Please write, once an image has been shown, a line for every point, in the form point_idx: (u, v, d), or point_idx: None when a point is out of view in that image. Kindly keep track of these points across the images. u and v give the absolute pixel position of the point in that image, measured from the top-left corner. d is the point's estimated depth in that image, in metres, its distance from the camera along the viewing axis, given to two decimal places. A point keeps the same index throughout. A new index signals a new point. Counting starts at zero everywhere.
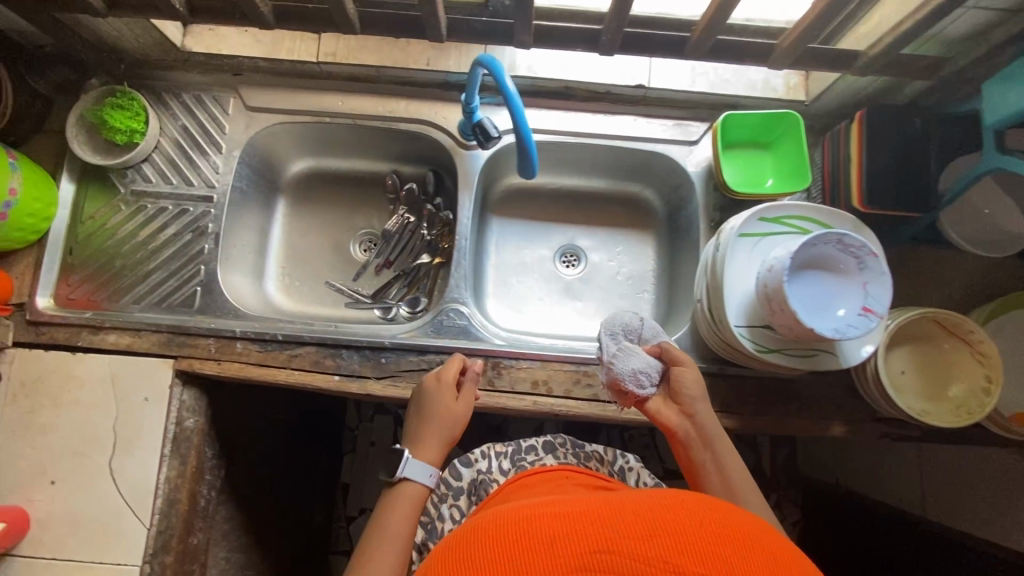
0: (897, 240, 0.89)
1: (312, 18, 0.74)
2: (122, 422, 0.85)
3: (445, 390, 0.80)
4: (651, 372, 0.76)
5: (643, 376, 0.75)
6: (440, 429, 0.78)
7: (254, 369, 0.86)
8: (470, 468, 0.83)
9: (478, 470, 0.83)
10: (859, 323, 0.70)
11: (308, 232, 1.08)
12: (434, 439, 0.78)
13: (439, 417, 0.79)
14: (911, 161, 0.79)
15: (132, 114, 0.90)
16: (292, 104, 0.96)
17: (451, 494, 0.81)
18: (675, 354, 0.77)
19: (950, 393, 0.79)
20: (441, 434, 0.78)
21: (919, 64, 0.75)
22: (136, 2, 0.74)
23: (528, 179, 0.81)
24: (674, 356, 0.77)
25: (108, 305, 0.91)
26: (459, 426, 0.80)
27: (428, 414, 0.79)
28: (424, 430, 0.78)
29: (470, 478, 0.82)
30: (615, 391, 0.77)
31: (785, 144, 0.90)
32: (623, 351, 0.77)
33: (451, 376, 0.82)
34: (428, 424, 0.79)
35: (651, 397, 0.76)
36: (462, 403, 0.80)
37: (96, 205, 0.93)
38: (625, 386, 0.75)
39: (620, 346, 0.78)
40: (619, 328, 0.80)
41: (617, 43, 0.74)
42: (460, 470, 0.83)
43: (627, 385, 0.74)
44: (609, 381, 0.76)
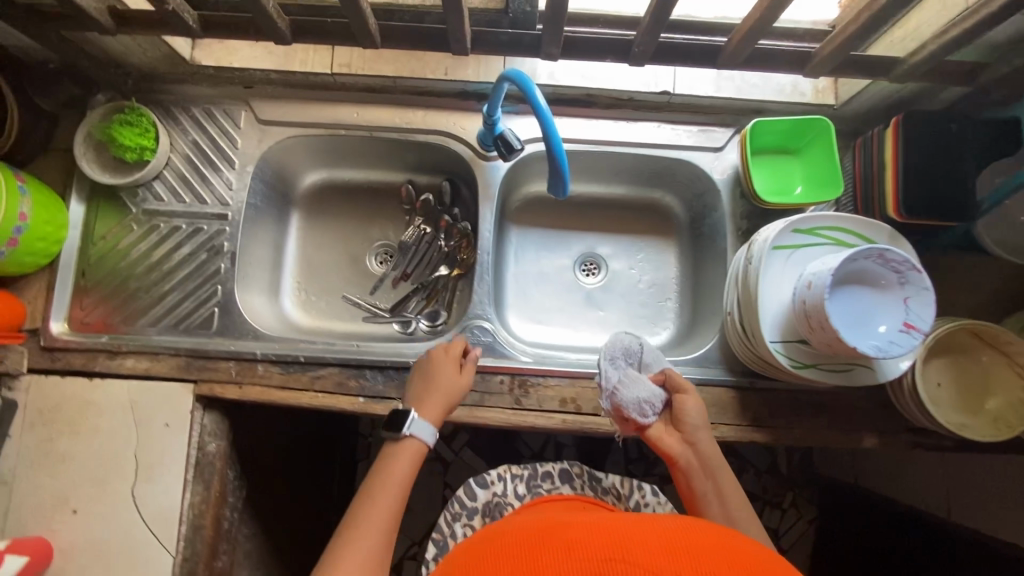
0: (930, 248, 0.87)
1: (331, 33, 0.74)
2: (143, 449, 0.83)
3: (451, 360, 0.80)
4: (654, 401, 0.75)
5: (647, 405, 0.74)
6: (444, 396, 0.77)
7: (276, 392, 0.85)
8: (486, 489, 0.81)
9: (493, 492, 0.81)
10: (902, 341, 0.68)
11: (322, 245, 1.05)
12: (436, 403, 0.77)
13: (443, 387, 0.78)
14: (948, 168, 0.77)
15: (142, 130, 0.87)
16: (305, 117, 0.93)
17: (465, 513, 0.80)
18: (678, 380, 0.76)
19: (987, 406, 0.78)
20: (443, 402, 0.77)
21: (959, 70, 0.73)
22: (148, 18, 0.71)
23: (558, 196, 0.79)
24: (677, 383, 0.76)
25: (123, 328, 0.88)
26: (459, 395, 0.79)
27: (433, 384, 0.78)
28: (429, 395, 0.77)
29: (485, 500, 0.80)
30: (617, 418, 0.76)
31: (814, 150, 0.88)
32: (626, 378, 0.76)
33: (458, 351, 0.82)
34: (431, 393, 0.77)
35: (651, 425, 0.75)
36: (465, 376, 0.81)
37: (107, 224, 0.91)
38: (628, 414, 0.74)
39: (621, 373, 0.77)
40: (620, 353, 0.79)
41: (648, 54, 0.71)
42: (476, 490, 0.81)
43: (631, 413, 0.73)
44: (612, 408, 0.75)
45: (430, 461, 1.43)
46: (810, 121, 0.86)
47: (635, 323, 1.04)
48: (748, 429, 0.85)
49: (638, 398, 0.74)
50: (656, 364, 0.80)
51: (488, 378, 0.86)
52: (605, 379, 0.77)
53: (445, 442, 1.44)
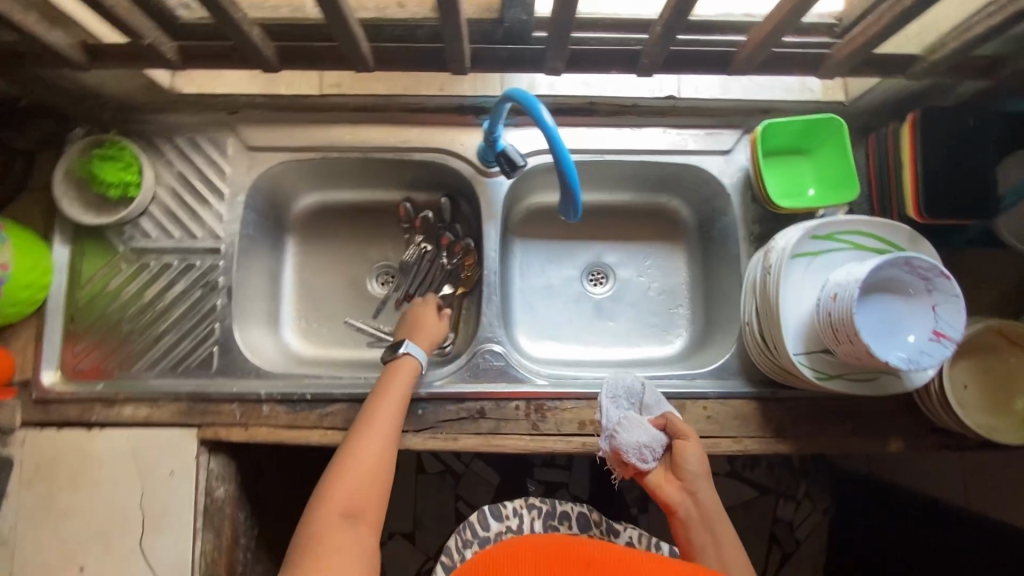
0: (949, 244, 0.85)
1: (323, 57, 0.71)
2: (148, 499, 0.79)
3: (429, 307, 0.91)
4: (654, 446, 0.76)
5: (647, 451, 0.75)
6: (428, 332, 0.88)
7: (284, 432, 0.81)
8: (499, 521, 0.78)
9: (507, 527, 0.78)
10: (932, 349, 0.66)
11: (319, 270, 1.01)
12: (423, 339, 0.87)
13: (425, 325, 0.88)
14: (967, 165, 0.75)
15: (124, 164, 0.84)
16: (296, 140, 0.89)
17: (476, 540, 0.77)
18: (679, 426, 0.76)
19: (1015, 406, 0.76)
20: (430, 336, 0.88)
21: (978, 64, 0.70)
22: (125, 51, 0.67)
23: (570, 219, 0.76)
24: (677, 429, 0.76)
25: (118, 374, 0.85)
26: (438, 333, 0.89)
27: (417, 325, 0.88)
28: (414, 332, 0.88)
29: (498, 532, 0.78)
30: (615, 460, 0.77)
31: (826, 150, 0.86)
32: (626, 421, 0.77)
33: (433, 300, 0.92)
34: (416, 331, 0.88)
35: (651, 471, 0.76)
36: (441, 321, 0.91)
37: (93, 266, 0.86)
38: (627, 459, 0.75)
39: (621, 415, 0.78)
40: (621, 392, 0.80)
41: (658, 63, 0.68)
42: (489, 521, 0.78)
43: (630, 457, 0.75)
44: (610, 450, 0.77)
45: (441, 475, 1.41)
46: (821, 120, 0.83)
47: (647, 333, 1.01)
48: (771, 441, 0.83)
49: (638, 442, 0.75)
50: (657, 408, 0.80)
51: (504, 405, 0.83)
52: (605, 420, 0.78)
53: (456, 456, 1.42)
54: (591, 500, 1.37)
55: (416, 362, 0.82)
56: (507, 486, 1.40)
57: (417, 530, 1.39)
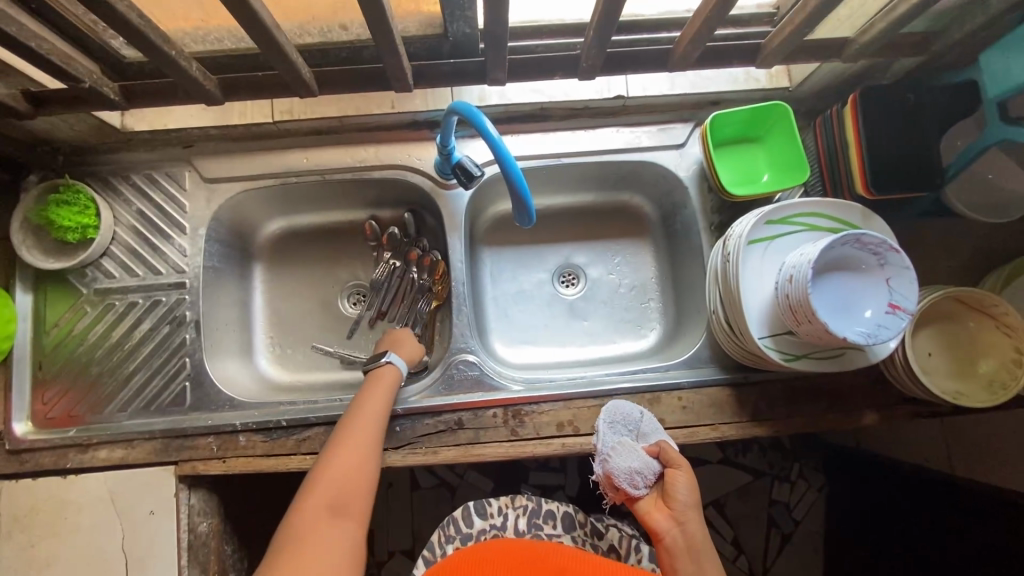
0: (902, 218, 0.87)
1: (267, 86, 0.72)
2: (130, 542, 0.78)
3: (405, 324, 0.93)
4: (647, 473, 0.75)
5: (638, 476, 0.75)
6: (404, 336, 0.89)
7: (262, 461, 0.81)
8: (484, 518, 0.79)
9: (491, 524, 0.78)
10: (889, 323, 0.67)
11: (290, 295, 1.01)
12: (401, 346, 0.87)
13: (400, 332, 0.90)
14: (911, 138, 0.76)
15: (80, 208, 0.83)
16: (253, 169, 0.89)
17: (459, 536, 0.77)
18: (673, 456, 0.75)
19: (980, 369, 0.77)
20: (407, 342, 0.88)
21: (909, 41, 0.72)
22: (67, 96, 0.67)
23: (526, 226, 0.77)
24: (671, 457, 0.75)
25: (91, 417, 0.84)
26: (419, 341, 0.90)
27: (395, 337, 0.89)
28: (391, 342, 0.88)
29: (482, 530, 0.78)
30: (607, 484, 0.77)
31: (775, 136, 0.87)
32: (620, 447, 0.77)
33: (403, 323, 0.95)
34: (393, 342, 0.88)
35: (642, 498, 0.75)
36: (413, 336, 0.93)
37: (57, 310, 0.86)
38: (618, 483, 0.75)
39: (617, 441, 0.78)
40: (619, 419, 0.80)
41: (597, 66, 0.69)
42: (473, 517, 0.79)
43: (621, 482, 0.75)
44: (604, 474, 0.77)
45: (436, 489, 1.41)
46: (768, 108, 0.85)
47: (622, 329, 1.02)
48: (748, 425, 0.84)
49: (629, 467, 0.75)
50: (655, 436, 0.79)
51: (481, 414, 0.83)
52: (600, 444, 0.79)
53: (448, 468, 1.42)
54: (587, 500, 1.38)
55: (398, 370, 0.83)
56: (502, 492, 1.40)
57: (417, 545, 1.39)
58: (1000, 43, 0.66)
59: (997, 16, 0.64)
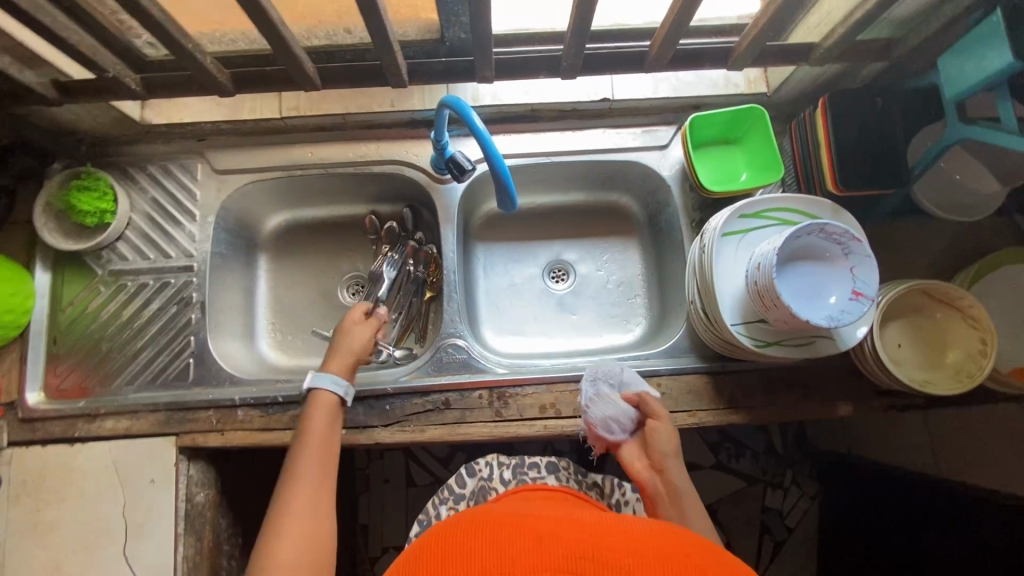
0: (875, 217, 0.90)
1: (273, 80, 0.78)
2: (130, 508, 0.82)
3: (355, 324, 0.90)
4: (625, 420, 0.80)
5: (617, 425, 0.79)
6: (343, 343, 0.87)
7: (258, 434, 0.85)
8: (473, 476, 0.82)
9: (480, 478, 0.82)
10: (852, 308, 0.70)
11: (293, 283, 1.07)
12: (341, 355, 0.86)
13: (342, 335, 0.88)
14: (880, 138, 0.80)
15: (99, 194, 0.89)
16: (261, 162, 0.95)
17: (452, 498, 0.81)
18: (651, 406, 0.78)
19: (948, 359, 0.80)
20: (346, 350, 0.86)
21: (872, 47, 0.77)
22: (92, 86, 0.73)
23: (510, 212, 0.85)
24: (652, 408, 0.78)
25: (100, 390, 0.89)
26: (362, 343, 0.87)
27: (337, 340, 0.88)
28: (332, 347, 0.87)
29: (473, 487, 0.82)
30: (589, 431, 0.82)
31: (753, 138, 0.92)
32: (600, 398, 0.81)
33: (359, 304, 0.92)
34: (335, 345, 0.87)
35: (621, 442, 0.80)
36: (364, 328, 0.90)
37: (74, 289, 0.92)
38: (598, 433, 0.80)
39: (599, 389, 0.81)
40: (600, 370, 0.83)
41: (577, 66, 0.75)
42: (465, 479, 0.82)
43: (600, 432, 0.79)
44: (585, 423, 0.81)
45: (431, 487, 1.43)
46: (745, 111, 0.90)
47: (609, 323, 1.05)
48: (724, 412, 0.87)
49: (609, 419, 0.79)
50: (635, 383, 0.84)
51: (467, 395, 0.87)
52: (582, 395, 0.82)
53: (442, 464, 1.45)
54: None
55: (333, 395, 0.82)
56: None
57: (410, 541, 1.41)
58: (956, 47, 0.70)
59: (949, 21, 0.69)
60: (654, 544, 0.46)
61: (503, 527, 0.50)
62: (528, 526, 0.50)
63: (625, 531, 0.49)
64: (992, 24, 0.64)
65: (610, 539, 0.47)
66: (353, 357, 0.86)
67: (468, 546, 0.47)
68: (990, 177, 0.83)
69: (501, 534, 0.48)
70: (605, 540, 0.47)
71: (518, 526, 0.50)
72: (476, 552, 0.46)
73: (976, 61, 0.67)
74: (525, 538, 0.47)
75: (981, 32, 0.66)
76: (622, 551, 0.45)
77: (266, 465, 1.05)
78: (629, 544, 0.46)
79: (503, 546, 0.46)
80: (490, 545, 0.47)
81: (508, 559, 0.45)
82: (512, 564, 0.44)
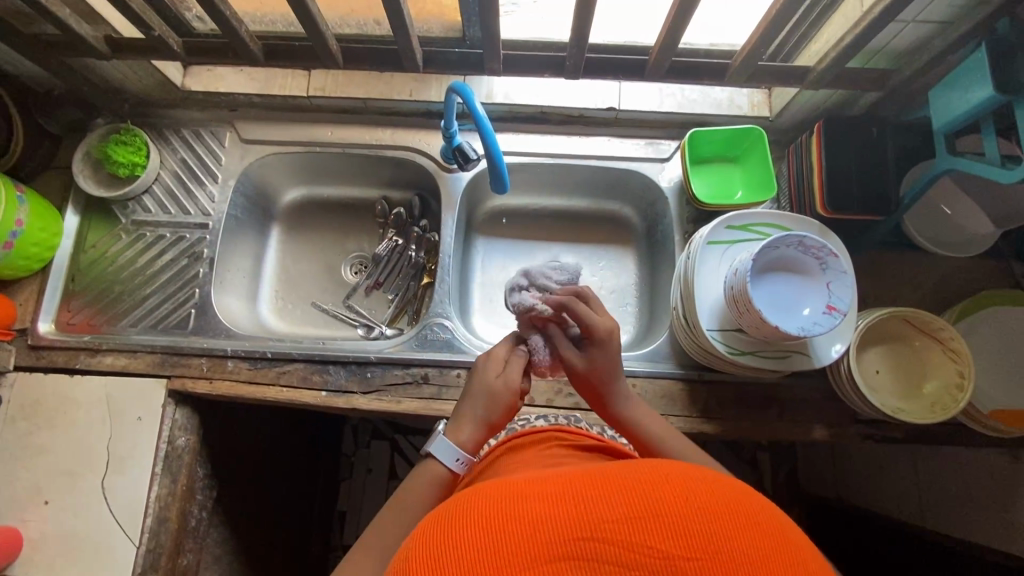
0: (865, 246, 0.92)
1: (299, 54, 0.84)
2: (115, 441, 0.86)
3: (496, 363, 0.68)
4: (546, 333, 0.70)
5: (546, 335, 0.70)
6: (477, 409, 0.65)
7: (244, 386, 0.89)
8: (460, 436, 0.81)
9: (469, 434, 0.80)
10: (824, 321, 0.72)
11: (300, 256, 1.12)
12: (471, 421, 0.65)
13: (479, 396, 0.65)
14: (870, 165, 0.82)
15: (134, 149, 0.96)
16: (284, 136, 1.02)
17: None
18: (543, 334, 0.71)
19: (925, 389, 0.80)
20: (477, 414, 0.64)
21: (867, 76, 0.80)
22: (139, 46, 0.82)
23: (501, 194, 0.89)
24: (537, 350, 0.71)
25: (106, 328, 0.94)
26: (501, 410, 0.65)
27: (470, 395, 0.66)
28: (463, 402, 0.66)
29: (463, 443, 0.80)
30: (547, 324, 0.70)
31: (751, 157, 0.95)
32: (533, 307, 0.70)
33: (503, 349, 0.69)
34: (465, 403, 0.66)
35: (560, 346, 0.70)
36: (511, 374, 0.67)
37: (97, 234, 0.98)
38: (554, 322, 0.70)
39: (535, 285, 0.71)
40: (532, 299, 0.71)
41: (580, 67, 0.81)
42: None
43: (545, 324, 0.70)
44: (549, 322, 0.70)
45: None
46: (744, 130, 0.93)
47: None
48: (697, 420, 0.88)
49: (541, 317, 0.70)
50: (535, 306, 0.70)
51: (446, 372, 0.89)
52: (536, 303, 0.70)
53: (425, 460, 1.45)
54: None
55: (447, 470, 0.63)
56: None
57: None
58: (947, 80, 0.72)
59: (938, 54, 0.72)
60: (653, 486, 0.37)
61: (471, 510, 0.38)
62: (500, 494, 0.39)
63: (613, 476, 0.38)
64: (978, 57, 0.67)
65: (601, 491, 0.37)
66: (485, 428, 0.64)
67: (438, 556, 0.36)
68: (985, 217, 0.85)
69: (471, 524, 0.37)
70: (596, 494, 0.37)
71: (489, 496, 0.38)
72: (454, 558, 0.35)
73: (962, 94, 0.69)
74: (502, 523, 0.36)
75: (968, 65, 0.68)
76: (623, 509, 0.35)
77: (251, 428, 1.09)
78: (630, 494, 0.36)
79: (481, 543, 0.35)
80: (466, 547, 0.35)
81: (499, 560, 0.34)
82: (503, 567, 0.34)
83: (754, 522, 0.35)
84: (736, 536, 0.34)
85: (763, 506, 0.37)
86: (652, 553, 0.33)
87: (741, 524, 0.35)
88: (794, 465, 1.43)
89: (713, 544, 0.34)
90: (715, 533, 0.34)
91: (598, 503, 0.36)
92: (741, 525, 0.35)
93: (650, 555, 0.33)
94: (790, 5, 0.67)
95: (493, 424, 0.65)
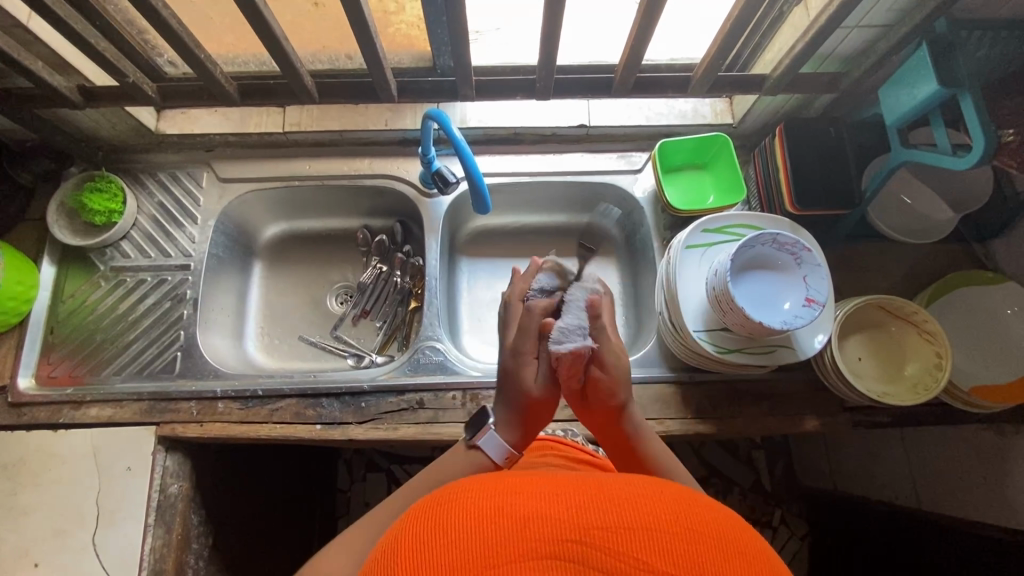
0: (836, 240, 0.95)
1: (275, 92, 0.86)
2: (104, 495, 0.83)
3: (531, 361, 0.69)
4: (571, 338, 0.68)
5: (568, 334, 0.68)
6: (518, 406, 0.68)
7: (236, 427, 0.88)
8: None
9: None
10: (804, 313, 0.75)
11: (284, 291, 1.11)
12: (511, 421, 0.67)
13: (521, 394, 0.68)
14: (832, 162, 0.86)
15: (110, 196, 0.96)
16: (261, 174, 1.03)
17: None
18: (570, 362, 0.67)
19: (906, 372, 0.83)
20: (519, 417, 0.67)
21: (819, 80, 0.85)
22: (113, 93, 0.83)
23: (483, 214, 0.91)
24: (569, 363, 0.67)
25: (89, 378, 0.92)
26: (541, 410, 0.69)
27: (511, 393, 0.68)
28: (504, 400, 0.69)
29: None
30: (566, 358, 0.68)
31: (719, 164, 0.99)
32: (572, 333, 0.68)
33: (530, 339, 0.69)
34: (506, 402, 0.68)
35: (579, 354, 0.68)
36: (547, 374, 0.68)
37: (76, 283, 0.97)
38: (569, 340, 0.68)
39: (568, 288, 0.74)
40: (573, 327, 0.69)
41: (550, 88, 0.85)
42: None
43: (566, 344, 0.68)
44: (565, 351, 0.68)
45: None
46: (710, 138, 0.96)
47: None
48: (692, 421, 0.88)
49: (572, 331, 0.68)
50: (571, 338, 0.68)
51: (442, 395, 0.89)
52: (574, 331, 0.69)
53: None
54: None
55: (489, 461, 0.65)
56: None
57: None
58: (894, 78, 0.76)
59: (885, 55, 0.77)
60: (646, 502, 0.37)
61: (466, 501, 0.38)
62: (493, 491, 0.39)
63: (607, 487, 0.38)
64: (921, 56, 0.71)
65: (594, 500, 0.37)
66: (524, 427, 0.67)
67: (425, 541, 0.36)
68: (944, 205, 0.90)
69: (462, 516, 0.37)
70: (589, 501, 0.37)
71: (485, 493, 0.39)
72: (447, 549, 0.35)
73: (910, 89, 0.74)
74: (494, 517, 0.36)
75: (912, 64, 0.72)
76: (614, 518, 0.35)
77: (244, 470, 1.06)
78: (622, 507, 0.36)
79: (471, 535, 0.36)
80: (457, 537, 0.36)
81: (488, 554, 0.34)
82: (490, 559, 0.34)
83: (740, 553, 0.35)
84: (721, 560, 0.34)
85: (750, 536, 0.38)
86: (638, 565, 0.33)
87: (727, 552, 0.35)
88: (790, 461, 1.43)
89: (697, 563, 0.34)
90: (699, 553, 0.34)
91: (591, 509, 0.36)
92: (725, 550, 0.35)
93: (634, 566, 0.33)
94: (743, 19, 0.71)
95: (531, 419, 0.68)
